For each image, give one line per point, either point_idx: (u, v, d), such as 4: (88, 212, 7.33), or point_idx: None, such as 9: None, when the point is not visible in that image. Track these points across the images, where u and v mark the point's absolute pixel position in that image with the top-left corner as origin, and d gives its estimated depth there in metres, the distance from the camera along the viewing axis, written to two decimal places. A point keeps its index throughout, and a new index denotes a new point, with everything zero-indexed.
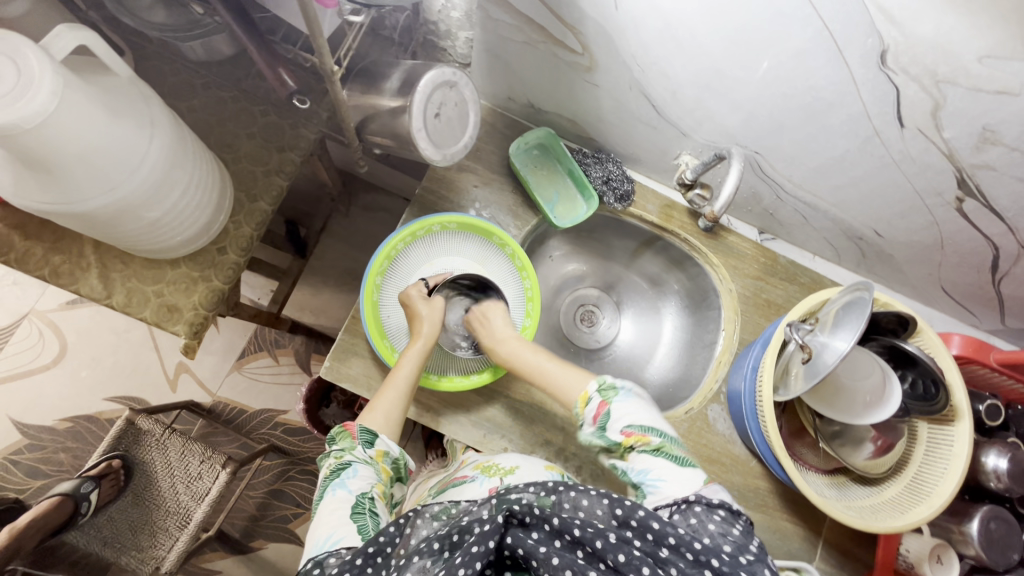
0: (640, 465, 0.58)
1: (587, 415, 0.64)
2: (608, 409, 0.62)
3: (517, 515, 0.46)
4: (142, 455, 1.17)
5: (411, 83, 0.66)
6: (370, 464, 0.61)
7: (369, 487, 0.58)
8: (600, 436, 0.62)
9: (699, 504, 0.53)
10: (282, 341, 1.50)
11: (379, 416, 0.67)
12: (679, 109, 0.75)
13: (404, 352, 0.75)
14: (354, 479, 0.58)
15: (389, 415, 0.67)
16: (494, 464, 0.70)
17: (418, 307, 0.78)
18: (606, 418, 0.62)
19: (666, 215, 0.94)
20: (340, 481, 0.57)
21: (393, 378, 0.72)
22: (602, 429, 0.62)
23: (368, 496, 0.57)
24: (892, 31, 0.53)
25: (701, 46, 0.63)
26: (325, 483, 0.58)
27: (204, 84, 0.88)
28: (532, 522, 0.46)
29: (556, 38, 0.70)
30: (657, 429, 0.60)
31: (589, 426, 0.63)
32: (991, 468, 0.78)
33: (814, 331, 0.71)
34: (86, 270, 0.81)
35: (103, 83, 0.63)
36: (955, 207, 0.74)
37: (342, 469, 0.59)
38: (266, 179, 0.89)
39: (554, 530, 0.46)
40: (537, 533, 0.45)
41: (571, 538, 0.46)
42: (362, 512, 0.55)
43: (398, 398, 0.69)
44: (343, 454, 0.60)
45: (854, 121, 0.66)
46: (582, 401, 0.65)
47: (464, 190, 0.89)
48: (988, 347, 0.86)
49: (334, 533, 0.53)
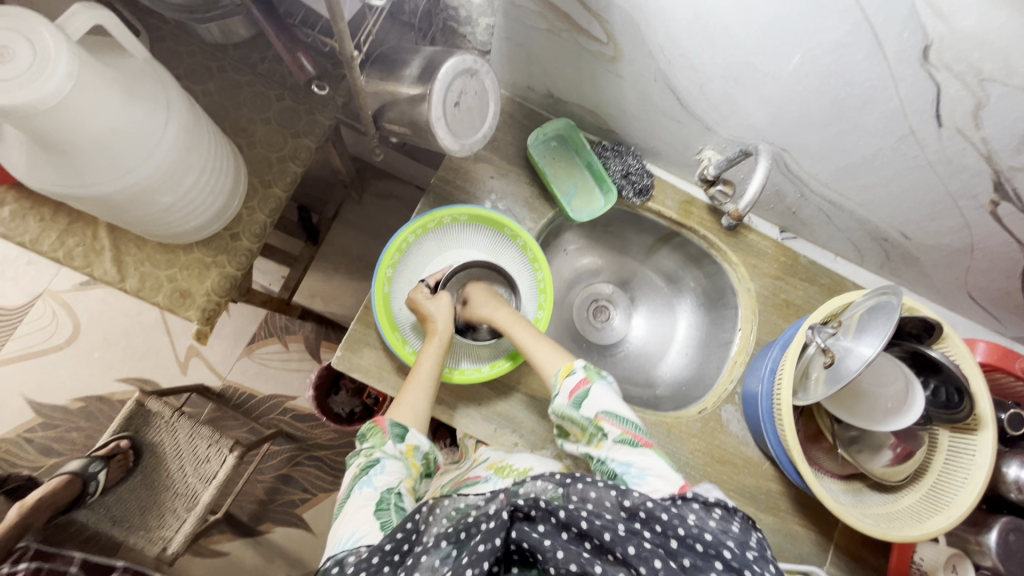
0: (622, 456, 0.61)
1: (564, 387, 0.68)
2: (587, 388, 0.66)
3: (522, 509, 0.44)
4: (152, 437, 1.18)
5: (431, 69, 0.64)
6: (399, 459, 0.63)
7: (396, 483, 0.60)
8: (574, 410, 0.65)
9: (696, 502, 0.51)
10: (293, 328, 1.50)
11: (407, 413, 0.68)
12: (705, 103, 0.73)
13: (424, 348, 0.75)
14: (380, 476, 0.60)
15: (417, 410, 0.69)
16: (508, 465, 0.71)
17: (427, 308, 0.77)
18: (583, 395, 0.66)
19: (685, 211, 0.92)
20: (367, 479, 0.59)
21: (416, 374, 0.72)
22: (578, 405, 0.66)
23: (394, 492, 0.59)
24: (937, 26, 0.51)
25: (731, 38, 0.61)
26: (354, 481, 0.60)
27: (220, 68, 0.87)
28: (536, 516, 0.44)
29: (581, 25, 0.68)
30: (630, 422, 0.63)
31: (564, 401, 0.67)
32: (1013, 479, 0.76)
33: (837, 335, 0.70)
34: (100, 254, 0.80)
35: (116, 64, 0.62)
36: (989, 210, 0.71)
37: (371, 466, 0.61)
38: (280, 165, 0.88)
39: (561, 523, 0.45)
40: (544, 525, 0.44)
41: (578, 531, 0.44)
42: (386, 509, 0.57)
43: (424, 393, 0.70)
44: (372, 451, 0.63)
45: (889, 119, 0.63)
46: (564, 371, 0.69)
47: (480, 180, 0.87)
48: (1014, 354, 0.84)
49: (357, 528, 0.54)
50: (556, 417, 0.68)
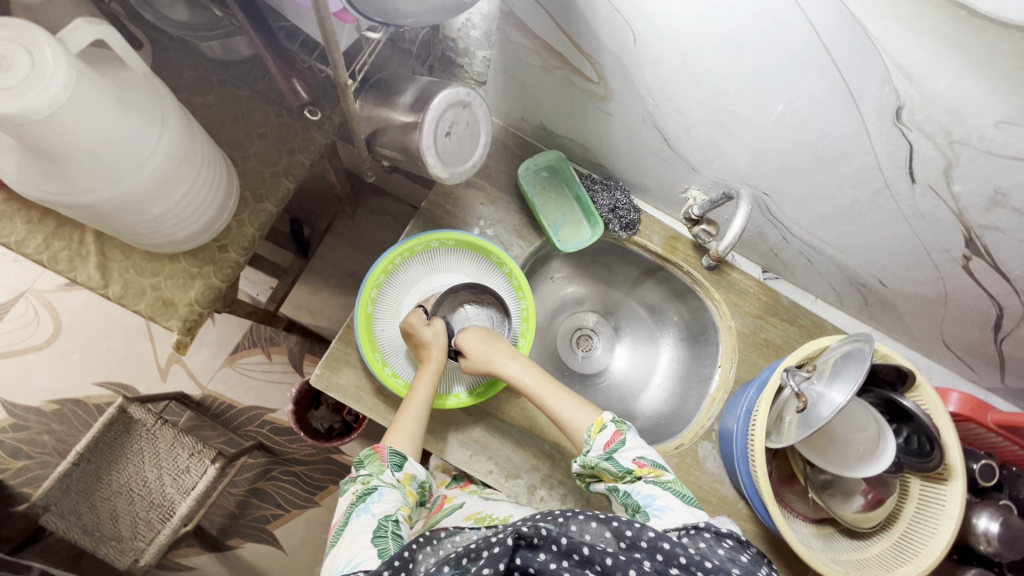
0: (647, 489, 0.61)
1: (597, 440, 0.68)
2: (623, 438, 0.67)
3: (526, 537, 0.44)
4: (130, 443, 1.14)
5: (424, 100, 0.66)
6: (396, 487, 0.64)
7: (392, 510, 0.60)
8: (609, 461, 0.65)
9: (708, 531, 0.52)
10: (277, 339, 1.49)
11: (404, 440, 0.69)
12: (691, 145, 0.75)
13: (417, 376, 0.76)
14: (378, 503, 0.60)
15: (413, 437, 0.70)
16: (487, 514, 0.70)
17: (424, 333, 0.77)
18: (618, 447, 0.66)
19: (670, 247, 0.94)
20: (365, 506, 0.59)
21: (410, 401, 0.73)
22: (612, 456, 0.66)
23: (391, 519, 0.58)
24: (909, 90, 0.52)
25: (717, 87, 0.63)
26: (351, 508, 0.60)
27: (220, 81, 0.89)
28: (540, 543, 0.44)
29: (572, 64, 0.71)
30: (667, 469, 0.64)
31: (598, 452, 0.67)
32: (982, 530, 0.78)
33: (810, 379, 0.71)
34: (85, 259, 0.81)
35: (115, 77, 0.63)
36: (961, 264, 0.73)
37: (368, 493, 0.61)
38: (273, 180, 0.90)
39: (562, 551, 0.44)
40: (546, 553, 0.44)
41: (579, 558, 0.44)
42: (384, 535, 0.56)
43: (419, 419, 0.71)
44: (370, 478, 0.63)
45: (865, 172, 0.65)
46: (596, 426, 0.69)
47: (470, 207, 0.89)
48: (986, 406, 0.85)
49: (354, 556, 0.54)
50: (584, 465, 0.68)
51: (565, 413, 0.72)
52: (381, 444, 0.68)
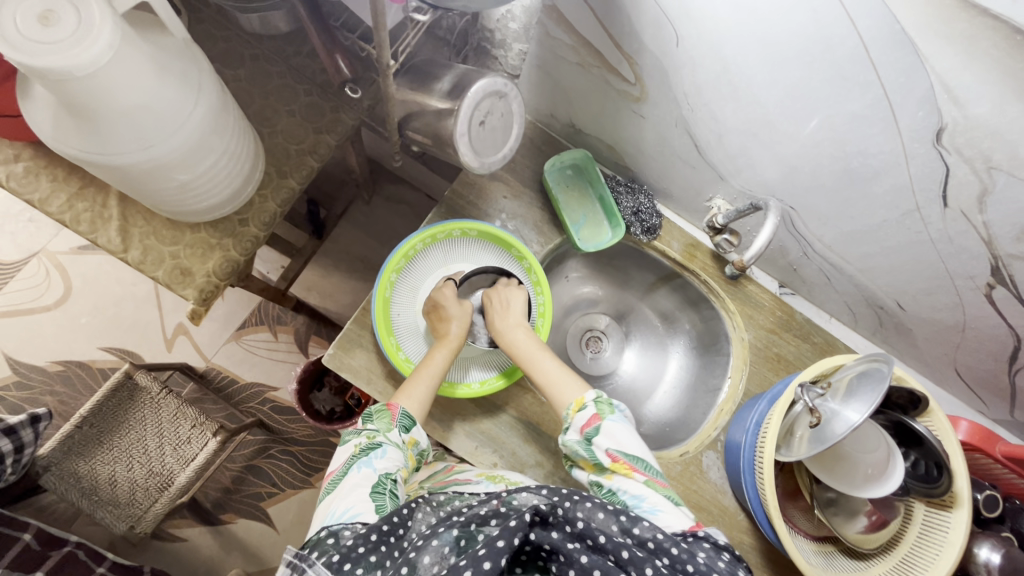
0: (634, 489, 0.59)
1: (576, 422, 0.67)
2: (599, 424, 0.65)
3: (543, 514, 0.46)
4: (133, 410, 1.14)
5: (461, 87, 0.66)
6: (400, 448, 0.64)
7: (393, 469, 0.60)
8: (584, 446, 0.64)
9: (708, 542, 0.51)
10: (285, 319, 1.49)
11: (414, 403, 0.70)
12: (720, 153, 0.75)
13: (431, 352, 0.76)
14: (381, 459, 0.60)
15: (423, 401, 0.70)
16: (499, 476, 0.74)
17: (448, 307, 0.80)
18: (594, 431, 0.65)
19: (688, 255, 0.94)
20: (367, 460, 0.60)
21: (425, 368, 0.74)
22: (588, 442, 0.64)
23: (390, 478, 0.59)
24: (953, 112, 0.52)
25: (756, 95, 0.63)
26: (351, 460, 0.61)
27: (253, 55, 0.89)
28: (553, 522, 0.46)
29: (611, 64, 0.70)
30: (643, 461, 0.61)
31: (578, 438, 0.66)
32: (983, 560, 0.77)
33: (824, 396, 0.70)
34: (107, 222, 0.82)
35: (157, 44, 0.63)
36: (984, 292, 0.72)
37: (372, 448, 0.61)
38: (298, 158, 0.90)
39: (575, 533, 0.47)
40: (559, 532, 0.46)
41: (592, 544, 0.46)
42: (382, 492, 0.57)
43: (430, 385, 0.72)
44: (376, 434, 0.64)
45: (897, 192, 0.65)
46: (576, 405, 0.68)
47: (493, 199, 0.89)
48: (995, 437, 0.85)
49: (352, 506, 0.54)
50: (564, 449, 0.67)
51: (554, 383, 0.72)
52: (393, 404, 0.69)
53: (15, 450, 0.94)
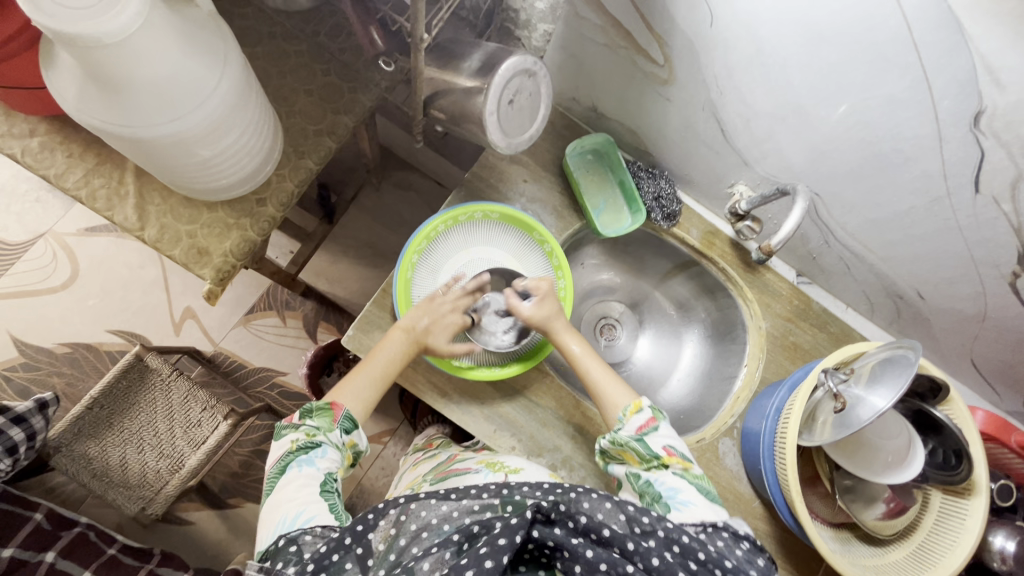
0: (671, 482, 0.61)
1: (632, 421, 0.68)
2: (657, 425, 0.67)
3: (545, 511, 0.46)
4: (146, 393, 1.14)
5: (490, 66, 0.65)
6: (339, 449, 0.64)
7: (334, 469, 0.62)
8: (640, 442, 0.65)
9: (726, 530, 0.56)
10: (293, 304, 1.48)
11: (354, 401, 0.69)
12: (747, 138, 0.74)
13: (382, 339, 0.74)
14: (323, 459, 0.61)
15: (363, 401, 0.70)
16: (498, 461, 0.74)
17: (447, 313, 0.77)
18: (651, 431, 0.66)
19: (707, 242, 0.93)
20: (308, 459, 0.61)
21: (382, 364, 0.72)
22: (643, 438, 0.66)
23: (333, 477, 0.61)
24: (994, 95, 0.52)
25: (789, 78, 0.62)
26: (290, 457, 0.61)
27: (271, 33, 0.88)
28: (556, 519, 0.47)
29: (639, 45, 0.70)
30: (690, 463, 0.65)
31: (630, 432, 0.67)
32: (998, 548, 0.78)
33: (848, 381, 0.70)
34: (124, 199, 0.81)
35: (183, 14, 0.61)
36: (1008, 281, 0.72)
37: (312, 447, 0.62)
38: (316, 138, 0.89)
39: (579, 529, 0.47)
40: (562, 529, 0.46)
41: (596, 538, 0.47)
42: (330, 492, 0.59)
43: (375, 385, 0.71)
44: (316, 432, 0.63)
45: (928, 178, 0.64)
46: (633, 408, 0.69)
47: (512, 182, 0.88)
48: (1010, 427, 0.85)
49: (304, 509, 0.56)
50: (611, 441, 0.68)
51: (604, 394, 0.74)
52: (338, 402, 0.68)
53: (27, 439, 0.93)
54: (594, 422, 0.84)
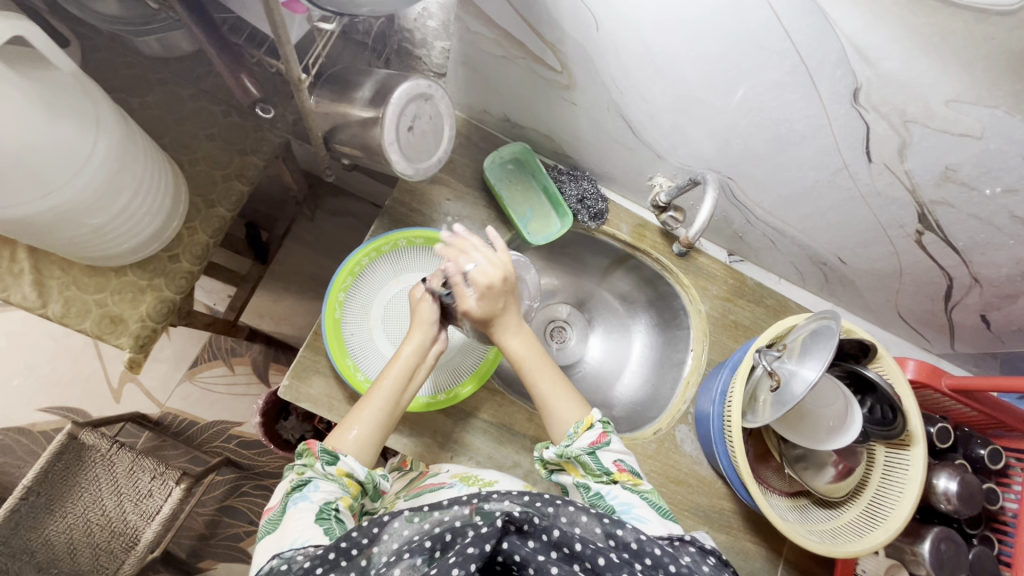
0: (624, 497, 0.61)
1: (583, 437, 0.65)
2: (609, 440, 0.65)
3: (517, 522, 0.45)
4: (84, 472, 1.07)
5: (384, 94, 0.63)
6: (333, 480, 0.61)
7: (333, 498, 0.58)
8: (592, 459, 0.64)
9: (694, 545, 0.52)
10: (239, 350, 1.42)
11: (347, 441, 0.65)
12: (655, 132, 0.75)
13: (388, 368, 0.70)
14: (317, 491, 0.58)
15: (360, 441, 0.65)
16: (473, 475, 0.72)
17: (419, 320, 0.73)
18: (604, 447, 0.64)
19: (638, 235, 0.94)
20: (302, 494, 0.57)
21: (372, 395, 0.68)
22: (595, 453, 0.64)
23: (332, 506, 0.57)
24: (865, 72, 0.53)
25: (680, 72, 0.63)
26: (286, 499, 0.58)
27: (160, 80, 0.83)
28: (529, 531, 0.46)
29: (535, 54, 0.69)
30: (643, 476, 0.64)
31: (583, 446, 0.64)
32: (942, 490, 0.81)
33: (781, 358, 0.72)
34: (18, 277, 0.75)
35: (36, 75, 0.57)
36: (915, 239, 0.76)
37: (304, 484, 0.59)
38: (225, 183, 0.85)
39: (551, 542, 0.46)
40: (534, 542, 0.45)
41: (568, 552, 0.45)
42: (328, 517, 0.55)
43: (373, 422, 0.67)
44: (304, 470, 0.61)
45: (825, 154, 0.66)
46: (585, 424, 0.67)
47: (436, 203, 0.87)
48: (940, 372, 0.89)
49: (300, 536, 0.52)
50: (560, 455, 0.66)
51: (548, 402, 0.70)
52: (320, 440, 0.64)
53: None
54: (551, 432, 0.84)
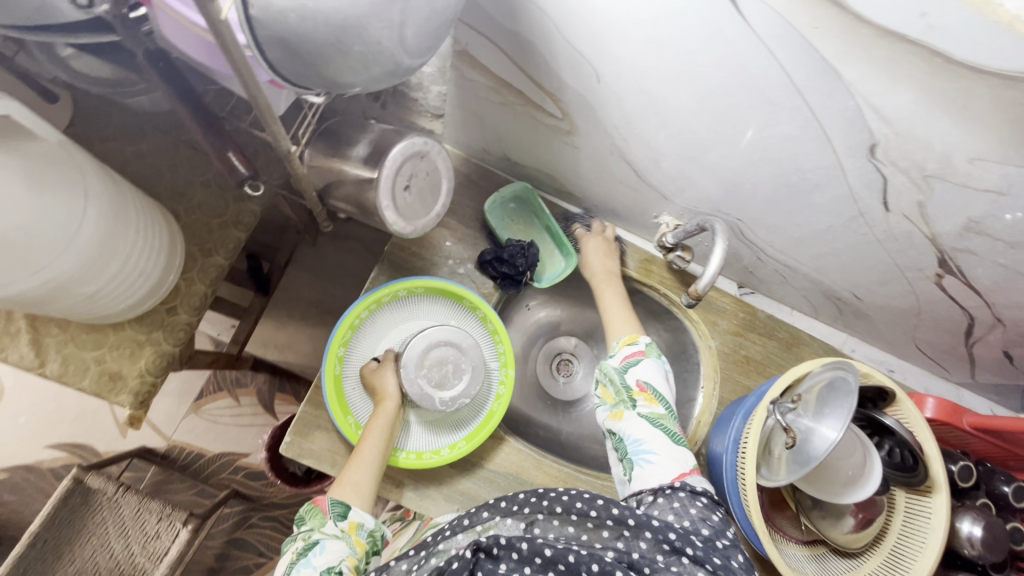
0: (635, 433, 0.62)
1: (620, 353, 0.71)
2: (639, 359, 0.68)
3: (484, 548, 0.44)
4: (91, 516, 1.07)
5: (379, 152, 0.61)
6: (340, 538, 0.58)
7: (337, 562, 0.55)
8: (618, 373, 0.68)
9: (683, 490, 0.56)
10: (244, 380, 1.41)
11: (349, 491, 0.64)
12: (661, 175, 0.72)
13: (370, 422, 0.71)
14: (320, 555, 0.56)
15: (361, 489, 0.64)
16: None
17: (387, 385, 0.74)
18: (633, 363, 0.68)
19: (645, 271, 0.92)
20: (306, 560, 0.55)
21: (362, 449, 0.68)
22: (624, 369, 0.68)
23: (335, 571, 0.54)
24: (883, 129, 0.50)
25: (685, 123, 0.60)
26: (290, 566, 0.55)
27: (153, 128, 0.81)
28: (499, 554, 0.44)
29: (534, 101, 0.67)
30: (666, 402, 0.64)
31: (617, 365, 0.69)
32: (965, 535, 0.79)
33: (796, 410, 0.70)
34: (15, 337, 0.74)
35: (21, 152, 0.55)
36: (934, 281, 0.73)
37: (310, 547, 0.56)
38: (221, 232, 0.82)
39: (523, 556, 0.44)
40: (506, 563, 0.44)
41: (542, 561, 0.44)
42: None
43: (370, 471, 0.66)
44: (311, 533, 0.58)
45: (839, 201, 0.63)
46: (627, 342, 0.71)
47: (437, 245, 0.84)
48: (961, 409, 0.86)
49: None
50: (600, 373, 0.70)
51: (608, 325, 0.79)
52: (324, 496, 0.63)
53: None
54: (558, 480, 0.82)
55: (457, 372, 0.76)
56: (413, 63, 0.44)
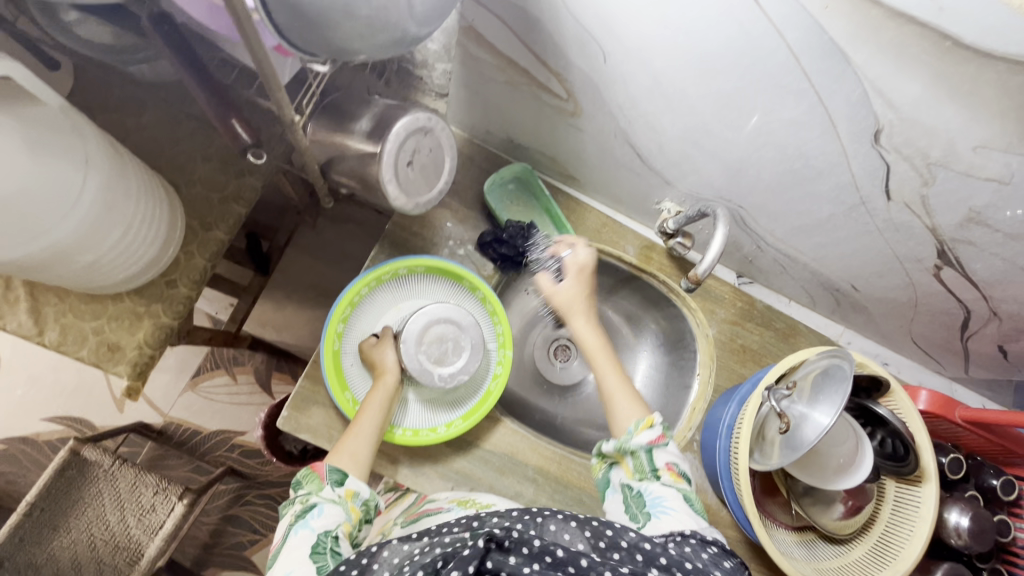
0: (658, 492, 0.58)
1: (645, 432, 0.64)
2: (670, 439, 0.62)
3: (497, 537, 0.40)
4: (87, 488, 1.07)
5: (382, 127, 0.61)
6: (338, 503, 0.59)
7: (334, 526, 0.56)
8: (646, 453, 0.62)
9: (694, 538, 0.51)
10: (241, 359, 1.41)
11: (346, 458, 0.64)
12: (665, 160, 0.72)
13: (369, 394, 0.72)
14: (318, 518, 0.56)
15: (358, 457, 0.65)
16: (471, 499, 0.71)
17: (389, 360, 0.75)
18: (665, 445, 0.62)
19: (645, 257, 0.91)
20: (304, 522, 0.55)
21: (361, 420, 0.69)
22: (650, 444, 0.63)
23: (331, 535, 0.55)
24: (889, 114, 0.50)
25: (691, 106, 0.60)
26: (289, 527, 0.56)
27: (155, 100, 0.81)
28: (511, 545, 0.40)
29: (539, 81, 0.67)
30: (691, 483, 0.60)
31: (640, 443, 0.62)
32: (953, 525, 0.80)
33: (791, 397, 0.70)
34: (14, 305, 0.74)
35: (24, 115, 0.56)
36: (933, 273, 0.73)
37: (307, 510, 0.56)
38: (222, 206, 0.82)
39: (533, 554, 0.40)
40: (516, 556, 0.40)
41: (552, 561, 0.40)
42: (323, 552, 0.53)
43: (368, 440, 0.67)
44: (309, 496, 0.58)
45: (841, 189, 0.63)
46: (646, 422, 0.63)
47: (438, 226, 0.84)
48: (955, 403, 0.87)
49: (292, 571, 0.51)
50: (616, 447, 0.64)
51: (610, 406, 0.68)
52: (320, 462, 0.63)
53: None
54: (552, 462, 0.83)
55: (456, 350, 0.77)
56: (420, 33, 0.43)
